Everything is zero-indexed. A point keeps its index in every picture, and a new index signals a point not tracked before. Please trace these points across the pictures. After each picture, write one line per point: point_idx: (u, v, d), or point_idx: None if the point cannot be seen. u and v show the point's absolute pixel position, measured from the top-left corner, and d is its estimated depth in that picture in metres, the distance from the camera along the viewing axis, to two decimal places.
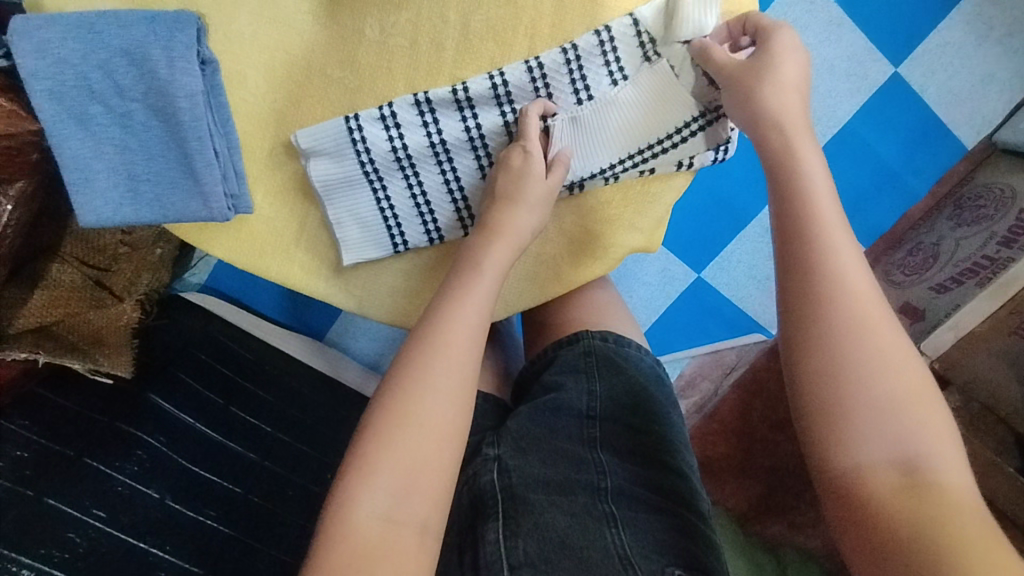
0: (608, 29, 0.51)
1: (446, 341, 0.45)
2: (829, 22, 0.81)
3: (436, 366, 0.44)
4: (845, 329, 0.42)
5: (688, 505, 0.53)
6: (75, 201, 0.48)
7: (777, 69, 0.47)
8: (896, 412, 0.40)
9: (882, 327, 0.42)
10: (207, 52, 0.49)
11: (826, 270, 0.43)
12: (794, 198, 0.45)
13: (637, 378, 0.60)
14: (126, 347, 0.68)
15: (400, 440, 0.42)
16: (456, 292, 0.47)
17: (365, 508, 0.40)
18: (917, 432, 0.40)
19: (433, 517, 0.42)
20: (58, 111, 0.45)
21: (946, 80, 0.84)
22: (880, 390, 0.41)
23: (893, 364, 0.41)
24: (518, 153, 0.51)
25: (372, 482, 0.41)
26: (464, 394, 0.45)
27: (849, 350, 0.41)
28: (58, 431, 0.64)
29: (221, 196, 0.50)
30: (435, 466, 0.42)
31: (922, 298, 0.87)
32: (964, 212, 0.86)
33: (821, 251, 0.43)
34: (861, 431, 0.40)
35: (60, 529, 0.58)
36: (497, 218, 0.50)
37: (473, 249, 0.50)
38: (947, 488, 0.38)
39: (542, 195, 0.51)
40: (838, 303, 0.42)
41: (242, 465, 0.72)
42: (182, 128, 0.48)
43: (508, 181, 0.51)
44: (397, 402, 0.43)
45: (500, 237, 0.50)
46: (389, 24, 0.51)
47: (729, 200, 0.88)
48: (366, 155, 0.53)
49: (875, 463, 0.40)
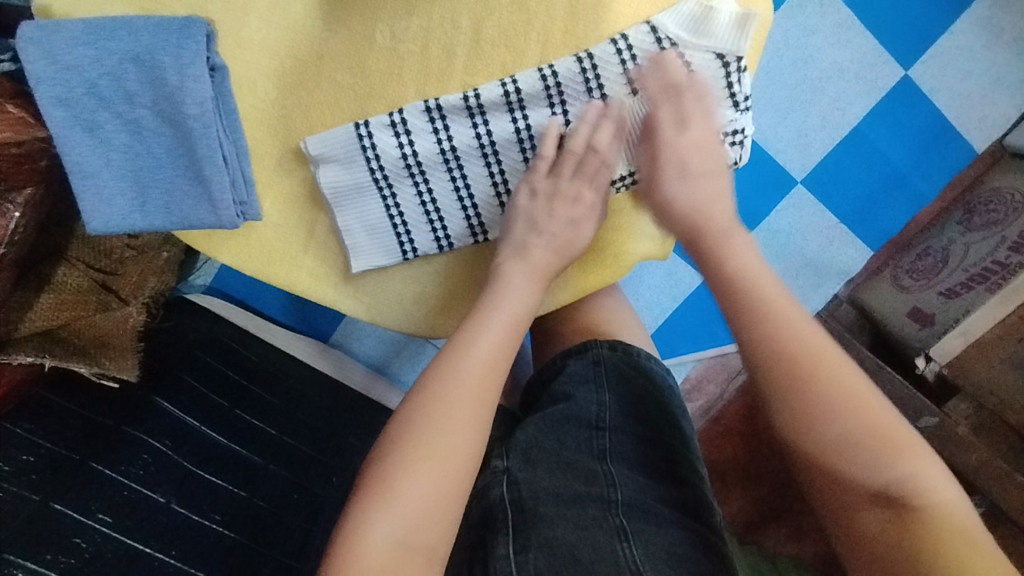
0: (624, 37, 0.50)
1: (467, 374, 0.46)
2: (840, 23, 0.82)
3: (456, 400, 0.45)
4: (795, 388, 0.44)
5: (706, 523, 0.52)
6: (83, 208, 0.48)
7: (687, 191, 0.53)
8: (869, 450, 0.41)
9: (842, 371, 0.44)
10: (217, 59, 0.48)
11: (766, 335, 0.46)
12: (728, 281, 0.49)
13: (648, 388, 0.59)
14: (132, 351, 0.68)
15: (422, 467, 0.42)
16: (473, 328, 0.49)
17: (381, 532, 0.40)
18: (896, 463, 0.41)
19: (444, 544, 0.42)
20: (67, 117, 0.45)
21: (957, 84, 0.84)
22: (845, 431, 0.42)
23: (857, 402, 0.42)
24: (574, 192, 0.54)
25: (391, 506, 0.41)
26: (483, 427, 0.45)
27: (808, 406, 0.43)
28: (64, 435, 0.64)
29: (230, 203, 0.50)
30: (450, 492, 0.42)
31: (932, 303, 0.84)
32: (975, 216, 0.84)
33: (763, 322, 0.46)
34: (839, 470, 0.42)
35: (65, 534, 0.57)
36: (533, 253, 0.53)
37: (501, 282, 0.52)
38: (932, 513, 0.40)
39: (563, 243, 0.54)
40: (788, 363, 0.44)
41: (247, 468, 0.73)
42: (191, 136, 0.48)
43: (555, 210, 0.54)
44: (415, 427, 0.43)
45: (524, 269, 0.53)
46: (400, 29, 0.51)
47: (780, 187, 0.88)
48: (376, 162, 0.53)
49: (861, 499, 0.42)
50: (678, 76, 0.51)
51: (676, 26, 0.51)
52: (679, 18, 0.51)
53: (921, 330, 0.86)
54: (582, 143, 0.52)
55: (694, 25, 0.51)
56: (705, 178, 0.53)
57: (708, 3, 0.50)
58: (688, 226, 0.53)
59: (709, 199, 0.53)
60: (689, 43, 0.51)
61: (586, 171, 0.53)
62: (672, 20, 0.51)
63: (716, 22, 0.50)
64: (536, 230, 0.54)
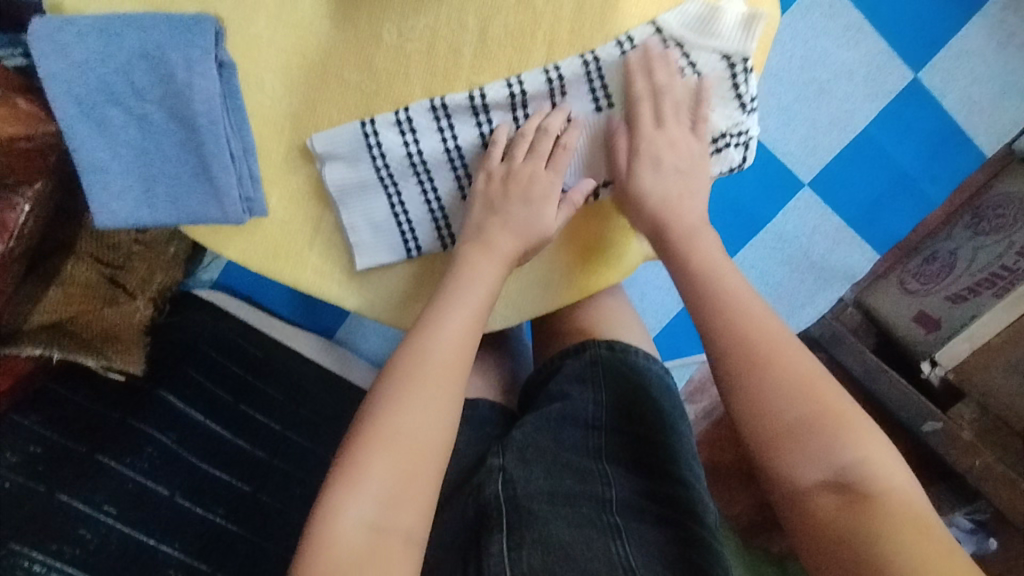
0: (630, 38, 0.50)
1: (432, 357, 0.47)
2: (847, 27, 0.81)
3: (419, 383, 0.45)
4: (752, 371, 0.45)
5: (682, 509, 0.51)
6: (91, 203, 0.48)
7: (659, 189, 0.53)
8: (820, 433, 0.42)
9: (798, 356, 0.45)
10: (225, 55, 0.49)
11: (725, 320, 0.47)
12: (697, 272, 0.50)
13: (645, 387, 0.59)
14: (138, 347, 0.70)
15: (392, 449, 0.43)
16: (434, 313, 0.49)
17: (353, 511, 0.41)
18: (850, 445, 0.42)
19: (418, 525, 0.43)
20: (77, 112, 0.45)
21: (966, 88, 0.83)
22: (800, 414, 0.43)
23: (808, 384, 0.44)
24: (527, 172, 0.52)
25: (363, 486, 0.42)
26: (450, 408, 0.46)
27: (763, 389, 0.44)
28: (70, 427, 0.64)
29: (236, 199, 0.50)
30: (421, 472, 0.43)
31: (938, 307, 0.84)
32: (983, 221, 0.83)
33: (722, 310, 0.48)
34: (793, 455, 0.42)
35: (70, 527, 0.58)
36: (490, 233, 0.52)
37: (466, 266, 0.51)
38: (886, 495, 0.40)
39: (523, 229, 0.52)
40: (745, 346, 0.46)
41: (251, 463, 0.74)
42: (199, 132, 0.48)
43: (510, 192, 0.52)
44: (382, 411, 0.44)
45: (488, 256, 0.51)
46: (407, 28, 0.51)
47: (786, 188, 0.88)
48: (382, 160, 0.53)
49: (814, 485, 0.42)
50: (664, 76, 0.51)
51: (683, 27, 0.51)
52: (686, 20, 0.51)
53: (928, 336, 0.85)
54: (534, 125, 0.52)
55: (700, 27, 0.51)
56: (677, 179, 0.53)
57: (714, 5, 0.50)
58: (654, 223, 0.53)
59: (679, 196, 0.53)
60: (695, 43, 0.51)
61: (543, 153, 0.52)
62: (677, 20, 0.50)
63: (724, 22, 0.50)
64: (492, 213, 0.52)
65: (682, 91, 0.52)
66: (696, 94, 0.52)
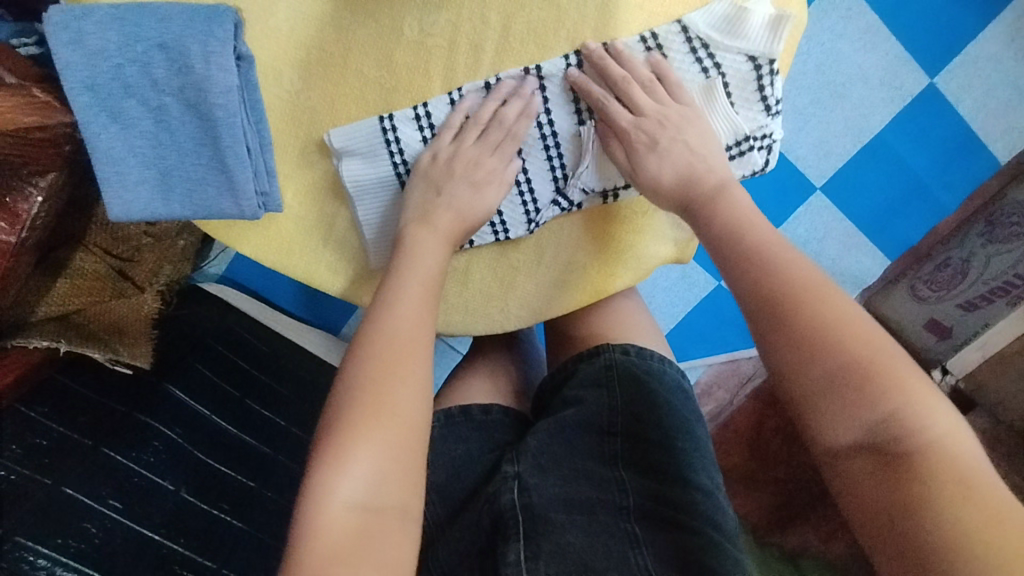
0: (654, 35, 0.50)
1: (398, 329, 0.46)
2: (865, 31, 0.80)
3: (391, 357, 0.44)
4: (782, 323, 0.41)
5: (694, 511, 0.51)
6: (106, 195, 0.47)
7: (669, 167, 0.49)
8: (849, 389, 0.38)
9: (838, 302, 0.41)
10: (244, 48, 0.47)
11: (750, 280, 0.43)
12: (721, 238, 0.45)
13: (659, 392, 0.58)
14: (145, 338, 0.68)
15: (377, 429, 0.42)
16: (398, 287, 0.48)
17: (343, 496, 0.40)
18: (900, 398, 0.38)
19: (411, 501, 0.43)
20: (93, 103, 0.44)
21: (983, 94, 0.81)
22: (831, 365, 0.39)
23: (850, 328, 0.39)
24: (467, 156, 0.51)
25: (351, 470, 0.40)
26: (425, 378, 0.45)
27: (796, 341, 0.40)
28: (76, 420, 0.64)
29: (252, 194, 0.50)
30: (407, 447, 0.43)
31: (949, 315, 0.88)
32: (997, 229, 0.83)
33: (750, 262, 0.43)
34: (824, 416, 0.39)
35: (75, 518, 0.58)
36: (437, 212, 0.51)
37: (417, 236, 0.51)
38: (928, 450, 0.36)
39: (463, 209, 0.52)
40: (779, 292, 0.41)
41: (257, 458, 0.74)
42: (217, 126, 0.47)
43: (453, 173, 0.51)
44: (358, 390, 0.43)
45: (431, 233, 0.51)
46: (428, 23, 0.50)
47: (799, 192, 0.88)
48: (404, 163, 0.53)
49: (851, 445, 0.39)
50: (621, 69, 0.49)
51: (708, 26, 0.50)
52: (711, 19, 0.50)
53: (939, 342, 0.90)
54: (490, 113, 0.51)
55: (724, 27, 0.50)
56: (680, 147, 0.49)
57: (741, 4, 0.49)
58: (680, 198, 0.49)
59: (691, 165, 0.49)
60: (720, 43, 0.50)
61: (492, 142, 0.52)
62: (704, 18, 0.50)
63: (748, 22, 0.49)
64: (437, 194, 0.52)
65: (645, 74, 0.50)
66: (656, 73, 0.50)
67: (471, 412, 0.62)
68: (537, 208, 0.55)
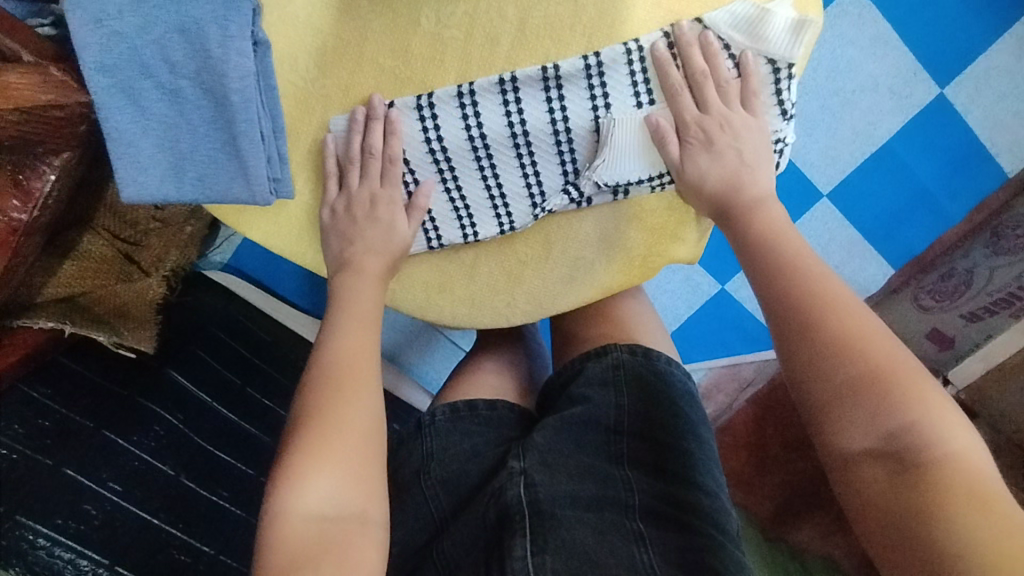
0: (675, 30, 0.50)
1: (343, 351, 0.49)
2: (876, 38, 0.79)
3: (335, 379, 0.47)
4: (806, 328, 0.42)
5: (699, 513, 0.51)
6: (118, 177, 0.47)
7: (716, 170, 0.51)
8: (868, 397, 0.39)
9: (861, 315, 0.42)
10: (261, 33, 0.48)
11: (773, 285, 0.45)
12: (758, 249, 0.48)
13: (670, 392, 0.59)
14: (150, 322, 0.70)
15: (326, 445, 0.43)
16: (337, 320, 0.51)
17: (299, 510, 0.42)
18: (914, 407, 0.38)
19: (369, 506, 0.44)
20: (110, 84, 0.45)
21: (992, 104, 0.80)
22: (847, 375, 0.40)
23: (865, 337, 0.41)
24: (366, 193, 0.54)
25: (304, 485, 0.42)
26: (371, 393, 0.47)
27: (813, 350, 0.41)
28: (77, 401, 0.64)
29: (264, 180, 0.50)
30: (358, 455, 0.44)
31: (950, 325, 0.90)
32: (1003, 241, 0.84)
33: (780, 275, 0.45)
34: (841, 420, 0.40)
35: (77, 502, 0.59)
36: (356, 257, 0.54)
37: (353, 275, 0.53)
38: (943, 464, 0.37)
39: (382, 245, 0.54)
40: (802, 304, 0.43)
41: (256, 448, 0.74)
42: (232, 110, 0.47)
43: (355, 215, 0.54)
44: (308, 410, 0.45)
45: (364, 276, 0.54)
46: (445, 15, 0.50)
47: (806, 198, 0.88)
48: (437, 143, 0.53)
49: (862, 455, 0.39)
50: (703, 62, 0.50)
51: (728, 25, 0.50)
52: (732, 19, 0.50)
53: (940, 352, 0.93)
54: (358, 147, 0.53)
55: (743, 28, 0.50)
56: (733, 154, 0.51)
57: (763, 6, 0.49)
58: (717, 201, 0.51)
59: (737, 173, 0.51)
60: (742, 45, 0.50)
61: (376, 173, 0.54)
62: (725, 18, 0.50)
63: (767, 21, 0.49)
64: (349, 242, 0.54)
65: (725, 74, 0.51)
66: (738, 72, 0.51)
67: (476, 406, 0.62)
68: (543, 197, 0.55)
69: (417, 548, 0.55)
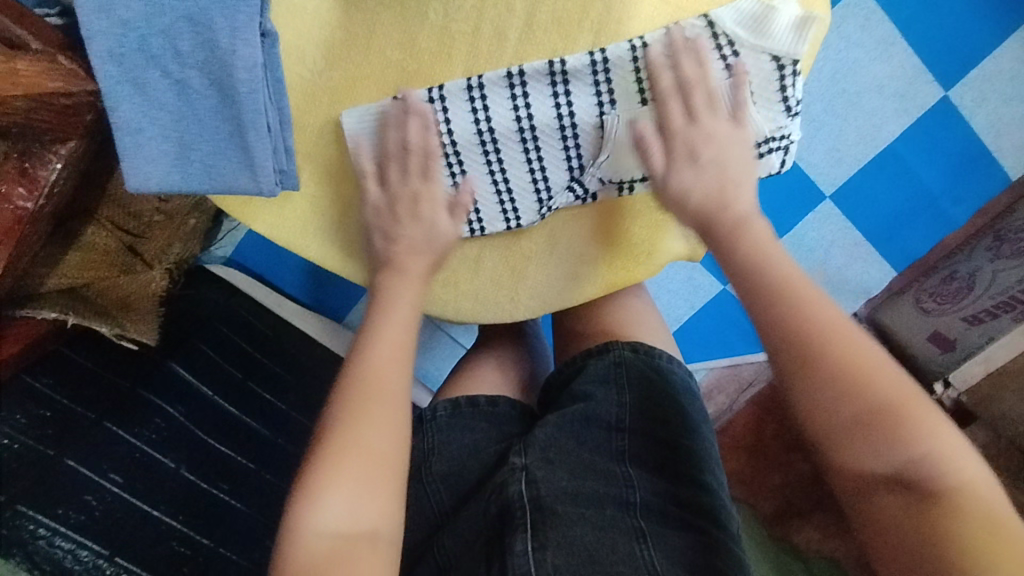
0: (681, 28, 0.50)
1: (371, 366, 0.48)
2: (882, 40, 0.79)
3: (361, 394, 0.47)
4: (809, 361, 0.42)
5: (710, 515, 0.52)
6: (124, 166, 0.48)
7: (699, 185, 0.51)
8: (878, 429, 0.40)
9: (862, 344, 0.43)
10: (268, 24, 0.48)
11: (771, 312, 0.45)
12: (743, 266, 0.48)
13: (672, 391, 0.58)
14: (153, 316, 0.69)
15: (344, 463, 0.44)
16: (374, 330, 0.51)
17: (314, 525, 0.42)
18: (924, 436, 0.40)
19: (384, 526, 0.44)
20: (117, 73, 0.45)
21: (998, 106, 0.81)
22: (856, 409, 0.41)
23: (873, 369, 0.41)
24: (409, 190, 0.54)
25: (322, 501, 0.43)
26: (397, 412, 0.47)
27: (819, 381, 0.42)
28: (81, 392, 0.65)
29: (270, 171, 0.50)
30: (378, 474, 0.44)
31: (953, 328, 0.88)
32: (1004, 244, 0.83)
33: (780, 302, 0.45)
34: (852, 450, 0.41)
35: (76, 492, 0.60)
36: (400, 257, 0.54)
37: (386, 285, 0.54)
38: (957, 493, 0.38)
39: (424, 244, 0.55)
40: (805, 334, 0.43)
41: (256, 441, 0.74)
42: (238, 101, 0.47)
43: (398, 213, 0.54)
44: (332, 425, 0.46)
45: (401, 277, 0.54)
46: (453, 8, 0.50)
47: (809, 198, 0.88)
48: (447, 136, 0.52)
49: (874, 486, 0.41)
50: (693, 69, 0.50)
51: (733, 22, 0.50)
52: (739, 16, 0.50)
53: (942, 355, 0.91)
54: (396, 143, 0.52)
55: (751, 25, 0.50)
56: (716, 171, 0.51)
57: (769, 3, 0.49)
58: (701, 218, 0.51)
59: (721, 190, 0.51)
60: (745, 41, 0.50)
61: (420, 169, 0.53)
62: (731, 15, 0.50)
63: (774, 18, 0.49)
64: (392, 241, 0.54)
65: (715, 82, 0.51)
66: (730, 82, 0.51)
67: (478, 403, 0.62)
68: (549, 195, 0.54)
69: (417, 543, 0.55)
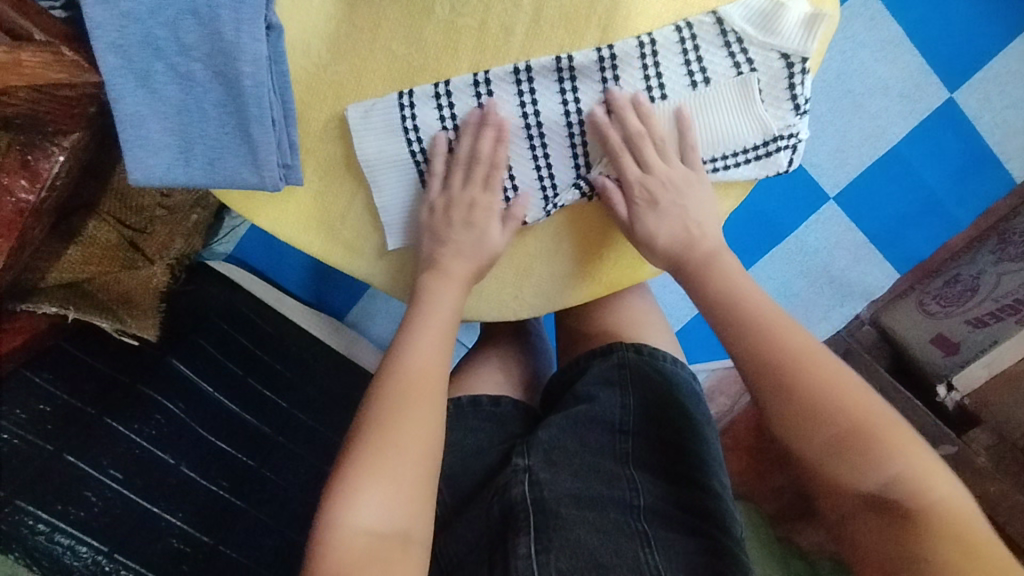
0: (689, 26, 0.50)
1: (410, 368, 0.49)
2: (888, 42, 0.80)
3: (399, 394, 0.47)
4: (783, 385, 0.45)
5: (718, 522, 0.51)
6: (128, 159, 0.47)
7: (665, 229, 0.53)
8: (854, 450, 0.42)
9: (832, 368, 0.45)
10: (274, 17, 0.47)
11: (743, 342, 0.47)
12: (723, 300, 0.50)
13: (676, 394, 0.58)
14: (154, 311, 0.71)
15: (383, 463, 0.44)
16: (414, 332, 0.51)
17: (352, 523, 0.42)
18: (897, 456, 0.41)
19: (417, 527, 0.44)
20: (120, 64, 0.44)
21: (1002, 109, 0.81)
22: (833, 431, 0.43)
23: (845, 393, 0.44)
24: (467, 198, 0.54)
25: (361, 499, 0.43)
26: (434, 415, 0.47)
27: (797, 405, 0.44)
28: (80, 387, 0.64)
29: (274, 165, 0.50)
30: (414, 474, 0.45)
31: (957, 331, 0.85)
32: (1010, 246, 0.81)
33: (753, 330, 0.47)
34: (833, 472, 0.43)
35: (78, 487, 0.58)
36: (445, 261, 0.54)
37: (428, 288, 0.53)
38: (933, 511, 0.39)
39: (472, 252, 0.54)
40: (777, 359, 0.46)
41: (255, 439, 0.73)
42: (243, 94, 0.47)
43: (452, 219, 0.54)
44: (371, 424, 0.46)
45: (447, 281, 0.54)
46: (460, 2, 0.50)
47: (812, 198, 0.88)
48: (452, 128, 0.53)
49: (854, 506, 0.42)
50: (638, 124, 0.51)
51: (742, 19, 0.50)
52: (746, 13, 0.50)
53: (945, 358, 0.88)
54: (467, 151, 0.53)
55: (758, 23, 0.50)
56: (677, 213, 0.53)
57: (778, 0, 0.49)
58: (673, 258, 0.53)
59: (687, 231, 0.53)
60: (754, 39, 0.50)
61: (480, 177, 0.53)
62: (739, 12, 0.50)
63: (782, 16, 0.49)
64: (440, 243, 0.54)
65: (660, 132, 0.52)
66: (677, 127, 0.52)
67: (481, 403, 0.61)
68: (555, 192, 0.54)
69: None
